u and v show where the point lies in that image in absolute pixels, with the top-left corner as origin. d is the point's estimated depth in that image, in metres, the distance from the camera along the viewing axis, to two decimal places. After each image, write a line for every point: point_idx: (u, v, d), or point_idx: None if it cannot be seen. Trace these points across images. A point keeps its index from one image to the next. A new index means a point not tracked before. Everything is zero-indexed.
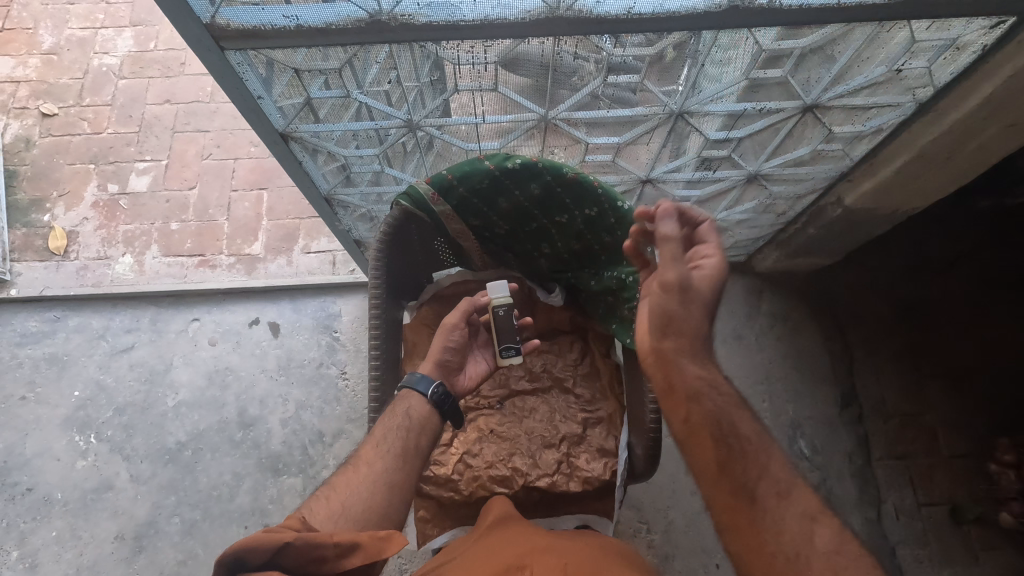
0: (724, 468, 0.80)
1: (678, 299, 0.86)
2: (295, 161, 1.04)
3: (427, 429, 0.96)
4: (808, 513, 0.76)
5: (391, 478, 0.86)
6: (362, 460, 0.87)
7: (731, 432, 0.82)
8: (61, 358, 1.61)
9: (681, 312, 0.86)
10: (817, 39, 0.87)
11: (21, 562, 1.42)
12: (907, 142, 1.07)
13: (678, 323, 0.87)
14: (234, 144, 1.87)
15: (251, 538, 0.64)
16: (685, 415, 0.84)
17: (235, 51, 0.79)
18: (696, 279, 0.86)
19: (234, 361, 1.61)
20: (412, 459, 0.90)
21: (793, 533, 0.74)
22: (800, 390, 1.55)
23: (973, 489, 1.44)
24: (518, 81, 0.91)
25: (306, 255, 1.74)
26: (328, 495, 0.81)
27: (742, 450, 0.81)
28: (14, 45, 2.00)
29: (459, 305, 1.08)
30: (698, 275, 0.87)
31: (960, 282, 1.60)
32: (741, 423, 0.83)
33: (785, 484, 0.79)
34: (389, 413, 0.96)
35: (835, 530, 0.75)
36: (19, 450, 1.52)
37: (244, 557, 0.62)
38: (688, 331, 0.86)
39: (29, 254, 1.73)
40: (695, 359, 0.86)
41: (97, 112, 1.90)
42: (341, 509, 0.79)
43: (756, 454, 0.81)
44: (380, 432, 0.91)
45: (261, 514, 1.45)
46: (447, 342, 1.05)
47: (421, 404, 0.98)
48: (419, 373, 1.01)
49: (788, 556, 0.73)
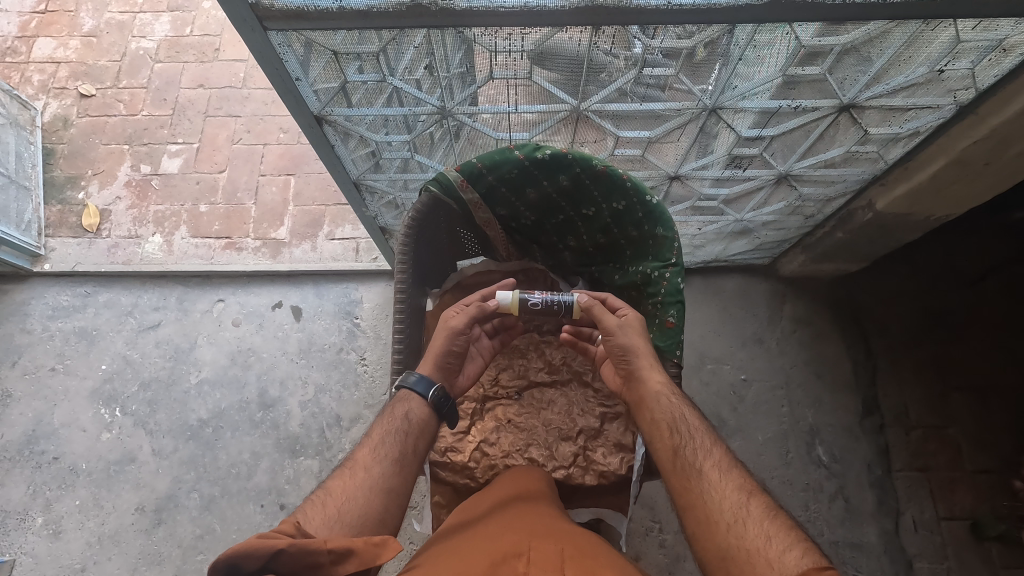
0: (675, 454, 0.83)
1: (615, 342, 0.97)
2: (327, 144, 1.05)
3: (425, 434, 0.96)
4: (761, 500, 0.73)
5: (388, 483, 0.84)
6: (358, 464, 0.85)
7: (683, 426, 0.85)
8: (91, 332, 1.65)
9: (623, 351, 0.96)
10: (858, 36, 0.86)
11: (45, 528, 1.46)
12: (944, 147, 1.05)
13: (622, 355, 0.96)
14: (264, 130, 1.90)
15: (245, 543, 0.61)
16: (647, 426, 0.90)
17: (277, 31, 0.81)
18: (615, 327, 0.98)
19: (257, 342, 1.63)
20: (409, 464, 0.89)
21: (739, 511, 0.72)
22: (820, 396, 1.53)
23: (996, 505, 1.40)
24: (552, 73, 0.91)
25: (330, 241, 1.76)
26: (323, 500, 0.78)
27: (691, 436, 0.84)
28: (57, 27, 2.05)
29: (469, 311, 1.06)
30: (621, 324, 0.98)
31: (990, 296, 1.57)
32: (695, 423, 0.86)
33: (742, 478, 0.77)
34: (387, 416, 0.94)
35: (786, 518, 0.71)
36: (48, 420, 1.56)
37: (238, 562, 0.59)
38: (635, 356, 0.95)
39: (63, 230, 1.77)
40: (650, 369, 0.93)
41: (133, 94, 1.95)
42: (337, 514, 0.76)
43: (706, 444, 0.82)
44: (378, 435, 0.90)
45: (277, 494, 1.47)
46: (450, 346, 1.03)
47: (420, 407, 0.97)
48: (417, 374, 1.00)
49: (733, 532, 0.71)
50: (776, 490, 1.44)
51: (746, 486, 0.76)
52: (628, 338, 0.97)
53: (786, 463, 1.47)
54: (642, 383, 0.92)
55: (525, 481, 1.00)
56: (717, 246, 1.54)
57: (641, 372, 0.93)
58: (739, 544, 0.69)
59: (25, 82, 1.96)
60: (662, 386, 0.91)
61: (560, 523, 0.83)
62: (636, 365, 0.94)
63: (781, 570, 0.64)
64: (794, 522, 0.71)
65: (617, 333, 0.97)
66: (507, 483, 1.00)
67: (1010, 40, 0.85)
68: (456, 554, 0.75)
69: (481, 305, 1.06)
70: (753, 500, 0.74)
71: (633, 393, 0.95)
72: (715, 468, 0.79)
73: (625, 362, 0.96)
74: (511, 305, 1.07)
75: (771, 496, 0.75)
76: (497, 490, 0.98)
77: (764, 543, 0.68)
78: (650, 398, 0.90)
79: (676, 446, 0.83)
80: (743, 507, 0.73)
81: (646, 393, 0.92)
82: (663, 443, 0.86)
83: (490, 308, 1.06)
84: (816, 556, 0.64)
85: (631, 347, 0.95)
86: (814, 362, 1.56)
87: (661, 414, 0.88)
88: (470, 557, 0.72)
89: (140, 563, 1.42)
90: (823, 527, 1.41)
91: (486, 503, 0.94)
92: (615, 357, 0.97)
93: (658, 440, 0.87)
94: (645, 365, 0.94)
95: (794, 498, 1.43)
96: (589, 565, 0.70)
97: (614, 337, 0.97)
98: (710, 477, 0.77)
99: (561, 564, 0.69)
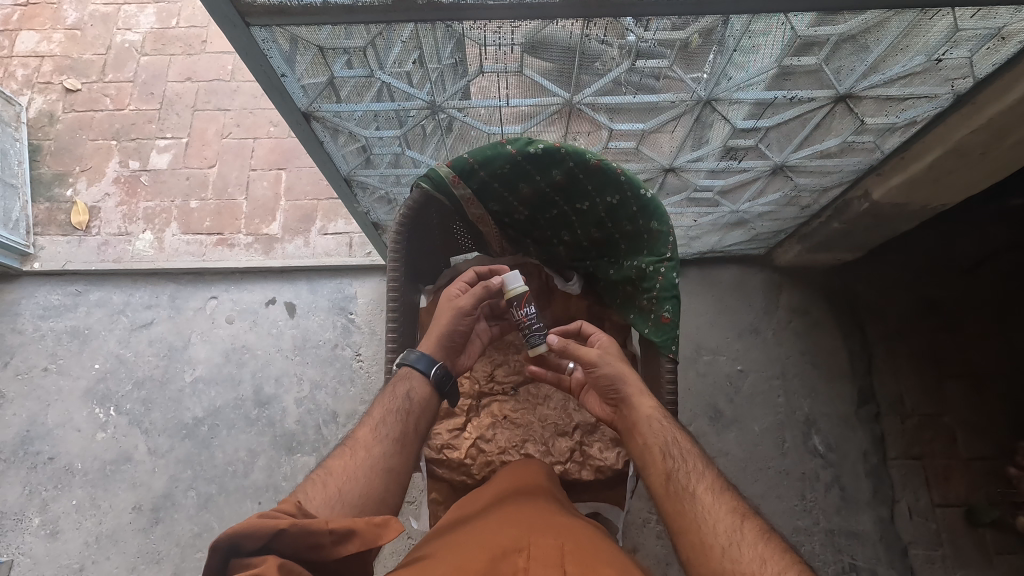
0: (667, 478, 0.82)
1: (600, 374, 0.96)
2: (316, 141, 1.04)
3: (426, 412, 0.96)
4: (754, 524, 0.73)
5: (389, 463, 0.84)
6: (359, 443, 0.84)
7: (675, 449, 0.85)
8: (83, 331, 1.64)
9: (610, 382, 0.95)
10: (855, 25, 0.84)
11: (42, 528, 1.45)
12: (942, 136, 1.04)
13: (608, 386, 0.96)
14: (254, 124, 1.87)
15: (246, 522, 0.60)
16: (638, 450, 0.89)
17: (260, 27, 0.79)
18: (597, 357, 0.97)
19: (251, 339, 1.62)
20: (410, 443, 0.89)
21: (733, 535, 0.72)
22: (816, 386, 1.53)
23: (990, 492, 1.41)
24: (544, 64, 0.89)
25: (323, 236, 1.74)
26: (324, 479, 0.77)
27: (684, 459, 0.83)
28: (39, 20, 2.00)
29: (474, 291, 1.04)
30: (602, 354, 0.98)
31: (985, 285, 1.57)
32: (687, 446, 0.86)
33: (735, 501, 0.77)
34: (388, 394, 0.94)
35: (780, 542, 0.71)
36: (41, 420, 1.55)
37: (239, 541, 0.59)
38: (624, 385, 0.94)
39: (52, 228, 1.75)
40: (642, 396, 0.93)
41: (119, 89, 1.91)
42: (338, 493, 0.76)
43: (699, 467, 0.82)
44: (379, 414, 0.90)
45: (274, 491, 1.47)
46: (456, 325, 1.03)
47: (421, 385, 0.97)
48: (418, 351, 0.99)
49: (728, 556, 0.70)
50: (772, 480, 1.45)
51: (740, 508, 0.76)
52: (613, 369, 0.96)
53: (783, 453, 1.47)
54: (634, 409, 0.92)
55: (521, 476, 0.99)
56: (713, 237, 1.53)
57: (633, 399, 0.93)
58: (733, 568, 0.69)
59: (9, 77, 1.92)
60: (654, 411, 0.90)
61: (557, 516, 0.83)
62: (628, 394, 0.93)
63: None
64: (787, 545, 0.71)
65: (598, 366, 0.96)
66: (504, 479, 1.00)
67: (1009, 28, 0.83)
68: (450, 556, 0.73)
69: (486, 285, 1.04)
70: (747, 523, 0.74)
71: (624, 420, 0.94)
72: (708, 491, 0.78)
73: (614, 391, 0.95)
74: (516, 291, 1.03)
75: (764, 519, 0.75)
76: (490, 489, 0.97)
77: (759, 566, 0.68)
78: (642, 421, 0.90)
79: (669, 471, 0.83)
80: (738, 531, 0.72)
81: (637, 418, 0.91)
82: (655, 465, 0.85)
83: (496, 286, 1.04)
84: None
85: (617, 379, 0.95)
86: (810, 351, 1.56)
87: (654, 437, 0.87)
88: (466, 556, 0.71)
89: (138, 562, 1.42)
90: (819, 516, 1.42)
91: (478, 504, 0.93)
92: (603, 387, 0.97)
93: (650, 465, 0.86)
94: (635, 392, 0.93)
95: (789, 488, 1.44)
96: (587, 562, 0.69)
97: (598, 369, 0.96)
98: (704, 501, 0.77)
99: (561, 560, 0.69)
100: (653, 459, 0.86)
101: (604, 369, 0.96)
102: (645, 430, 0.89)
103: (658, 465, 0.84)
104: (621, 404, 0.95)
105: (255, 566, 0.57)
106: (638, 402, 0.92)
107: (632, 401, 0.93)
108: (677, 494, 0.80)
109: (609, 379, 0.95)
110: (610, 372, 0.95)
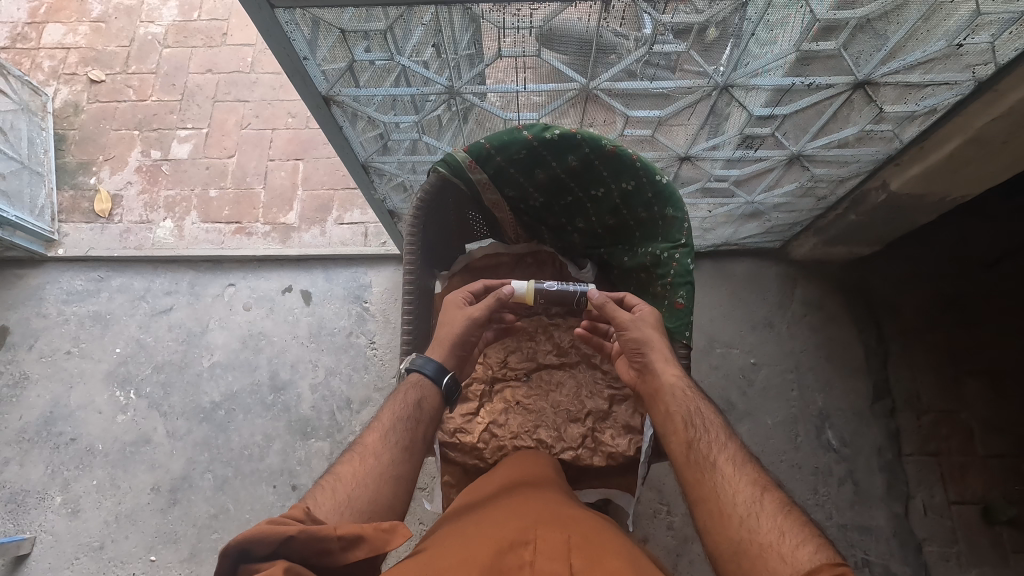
0: (688, 448, 0.82)
1: (628, 337, 0.96)
2: (335, 126, 1.05)
3: (433, 422, 0.96)
4: (774, 496, 0.73)
5: (396, 471, 0.84)
6: (368, 450, 0.84)
7: (698, 419, 0.85)
8: (105, 316, 1.68)
9: (636, 346, 0.95)
10: (875, 9, 0.85)
11: (63, 507, 1.48)
12: (962, 125, 1.02)
13: (634, 348, 0.96)
14: (273, 115, 1.90)
15: (255, 528, 0.61)
16: (660, 419, 0.90)
17: (284, 9, 0.80)
18: (629, 321, 0.97)
19: (268, 326, 1.65)
20: (417, 452, 0.89)
21: (753, 506, 0.72)
22: (830, 380, 1.52)
23: (1008, 490, 1.40)
24: (562, 54, 0.91)
25: (339, 226, 1.76)
26: (334, 486, 0.77)
27: (706, 430, 0.83)
28: (65, 13, 2.05)
29: (485, 302, 1.05)
30: (636, 319, 0.98)
31: (1006, 279, 1.54)
32: (709, 416, 0.86)
33: (757, 473, 0.77)
34: (399, 400, 0.94)
35: (799, 515, 0.71)
36: (64, 402, 1.59)
37: (249, 548, 0.60)
38: (650, 350, 0.94)
39: (76, 215, 1.79)
40: (666, 363, 0.93)
41: (142, 80, 1.95)
42: (347, 499, 0.76)
43: (720, 439, 0.82)
44: (389, 420, 0.90)
45: (289, 475, 1.49)
46: (468, 335, 1.03)
47: (433, 395, 0.97)
48: (424, 355, 1.00)
49: (746, 526, 0.70)
50: (785, 473, 1.44)
51: (760, 480, 0.76)
52: (639, 332, 0.96)
53: (795, 446, 1.47)
54: (656, 376, 0.92)
55: (526, 465, 1.01)
56: (727, 228, 1.52)
57: (655, 369, 0.93)
58: (750, 537, 0.69)
59: (36, 68, 1.96)
60: (677, 379, 0.91)
61: (565, 508, 0.83)
62: (650, 364, 0.94)
63: (793, 565, 0.64)
64: (808, 518, 0.71)
65: (627, 329, 0.97)
66: (511, 468, 1.00)
67: None
68: (462, 542, 0.74)
69: (497, 296, 1.05)
70: (767, 495, 0.73)
71: (646, 386, 0.94)
72: (729, 462, 0.78)
73: (639, 358, 0.95)
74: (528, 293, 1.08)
75: (785, 491, 0.75)
76: (498, 476, 0.98)
77: (777, 537, 0.68)
78: (664, 390, 0.90)
79: (689, 441, 0.83)
80: (757, 502, 0.72)
81: (659, 389, 0.91)
82: (677, 434, 0.85)
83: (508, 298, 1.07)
84: (829, 551, 0.64)
85: (643, 347, 0.95)
86: (825, 345, 1.55)
87: (674, 410, 0.88)
88: (478, 540, 0.72)
89: (156, 541, 1.45)
90: (832, 511, 1.41)
91: (493, 488, 0.94)
92: (627, 351, 0.97)
93: (672, 436, 0.86)
94: (659, 359, 0.93)
95: (803, 482, 1.43)
96: (598, 553, 0.70)
97: (627, 332, 0.97)
98: (724, 471, 0.77)
99: (571, 551, 0.69)
100: (673, 431, 0.86)
101: (635, 333, 0.96)
102: (665, 402, 0.89)
103: (679, 436, 0.85)
104: (643, 376, 0.95)
105: (264, 571, 0.58)
106: (660, 370, 0.92)
107: (652, 374, 0.93)
108: (697, 465, 0.80)
109: (636, 345, 0.96)
110: (639, 337, 0.96)
